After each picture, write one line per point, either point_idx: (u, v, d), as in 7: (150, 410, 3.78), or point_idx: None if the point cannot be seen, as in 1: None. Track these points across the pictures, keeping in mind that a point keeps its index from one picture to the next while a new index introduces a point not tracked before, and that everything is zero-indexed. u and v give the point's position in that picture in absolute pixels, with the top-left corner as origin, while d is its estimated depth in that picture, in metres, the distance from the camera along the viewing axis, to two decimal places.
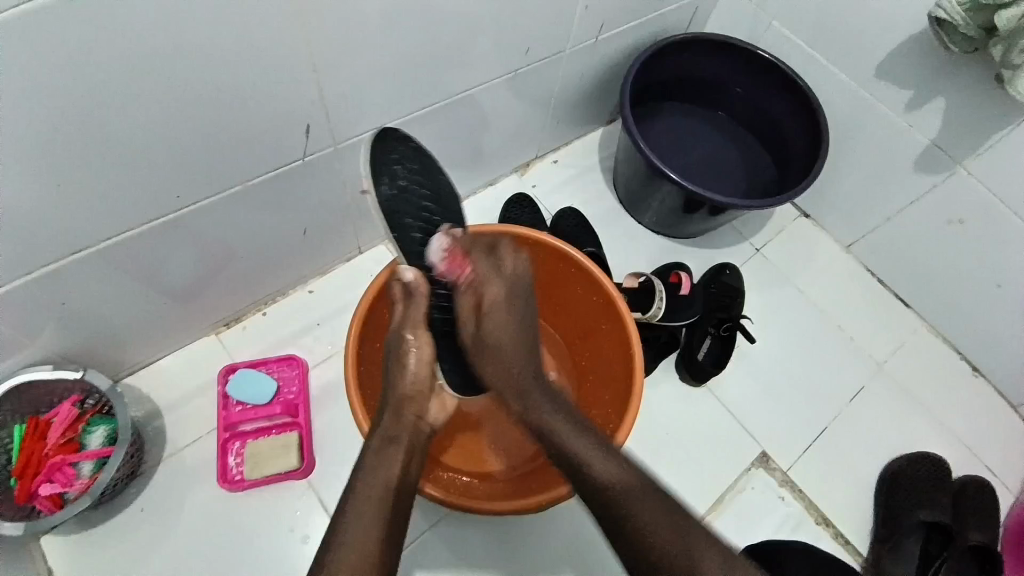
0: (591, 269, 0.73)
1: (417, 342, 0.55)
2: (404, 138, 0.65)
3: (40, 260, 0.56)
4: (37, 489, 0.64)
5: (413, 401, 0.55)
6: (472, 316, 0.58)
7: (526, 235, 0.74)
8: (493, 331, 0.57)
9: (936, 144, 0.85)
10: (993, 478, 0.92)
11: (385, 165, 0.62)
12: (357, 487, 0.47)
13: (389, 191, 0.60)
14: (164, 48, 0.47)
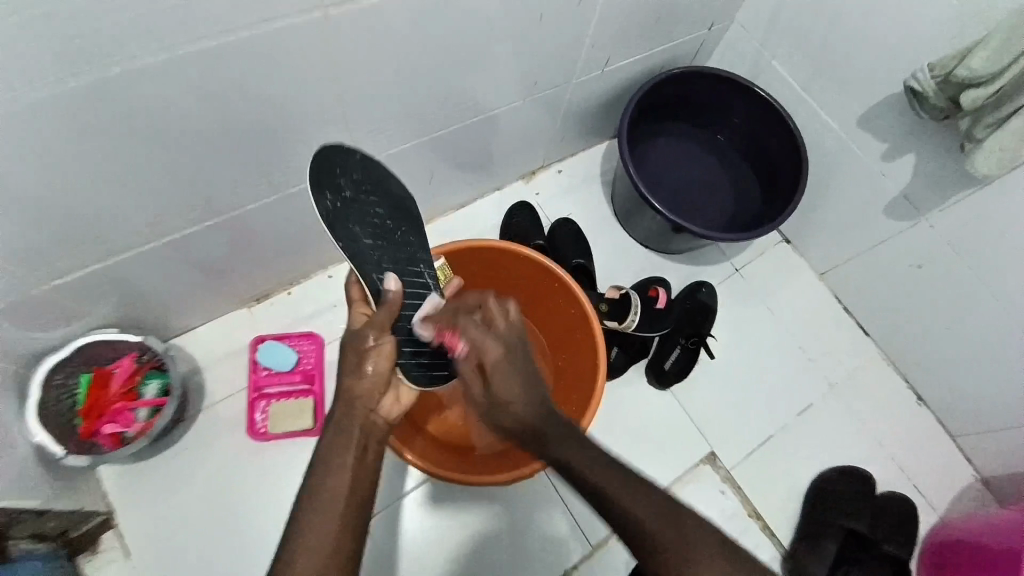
0: (569, 284, 0.84)
1: (378, 343, 0.62)
2: (347, 149, 0.66)
3: (113, 250, 0.67)
4: (100, 428, 0.79)
5: (367, 397, 0.60)
6: (476, 379, 0.61)
7: (514, 250, 0.85)
8: (500, 389, 0.59)
9: (905, 195, 0.92)
10: (918, 495, 1.02)
11: (330, 176, 0.63)
12: (313, 482, 0.53)
13: (333, 205, 0.62)
14: (223, 93, 0.57)
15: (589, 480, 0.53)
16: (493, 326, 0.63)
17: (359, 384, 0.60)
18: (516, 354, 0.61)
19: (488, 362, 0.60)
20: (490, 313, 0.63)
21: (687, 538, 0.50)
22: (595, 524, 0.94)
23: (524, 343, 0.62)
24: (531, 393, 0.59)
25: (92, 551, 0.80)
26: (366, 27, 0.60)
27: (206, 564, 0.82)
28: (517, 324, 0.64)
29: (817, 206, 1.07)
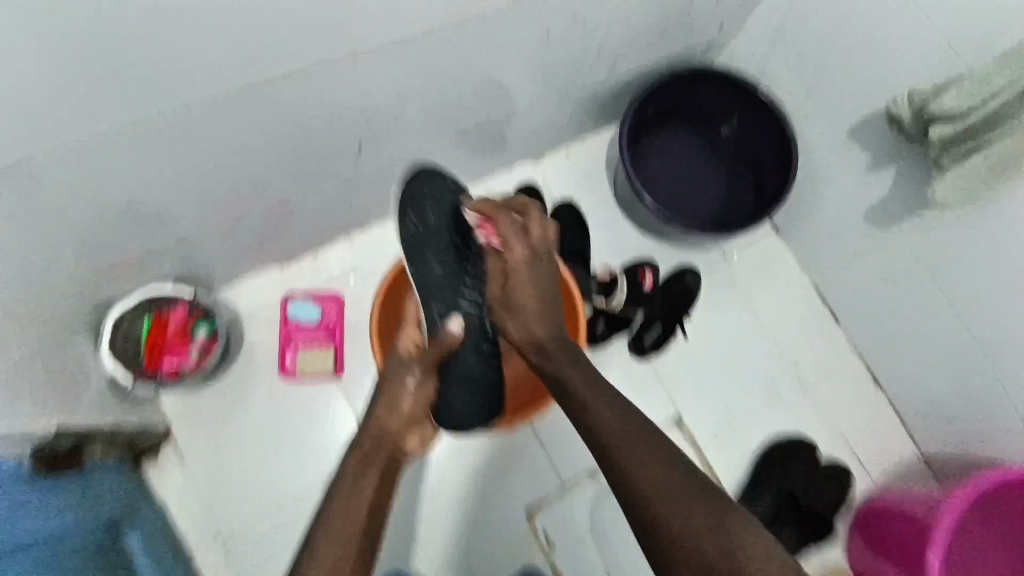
0: (557, 266, 0.96)
1: None
2: (444, 183, 0.87)
3: (175, 222, 0.80)
4: (161, 363, 0.94)
5: None
6: (499, 279, 0.83)
7: None
8: (522, 290, 0.81)
9: (882, 202, 0.99)
10: (860, 469, 1.15)
11: (414, 203, 0.85)
12: None
13: (412, 227, 0.84)
14: (275, 104, 0.68)
15: (593, 408, 0.72)
16: (528, 232, 0.84)
17: (391, 424, 0.75)
18: (537, 259, 0.83)
19: (513, 257, 0.82)
20: (526, 218, 0.85)
21: (659, 448, 0.68)
22: (570, 471, 1.10)
23: (548, 254, 0.85)
24: (544, 303, 0.81)
25: (155, 459, 0.99)
26: (393, 44, 0.69)
27: (247, 477, 1.01)
28: (547, 235, 0.85)
29: (805, 203, 1.14)
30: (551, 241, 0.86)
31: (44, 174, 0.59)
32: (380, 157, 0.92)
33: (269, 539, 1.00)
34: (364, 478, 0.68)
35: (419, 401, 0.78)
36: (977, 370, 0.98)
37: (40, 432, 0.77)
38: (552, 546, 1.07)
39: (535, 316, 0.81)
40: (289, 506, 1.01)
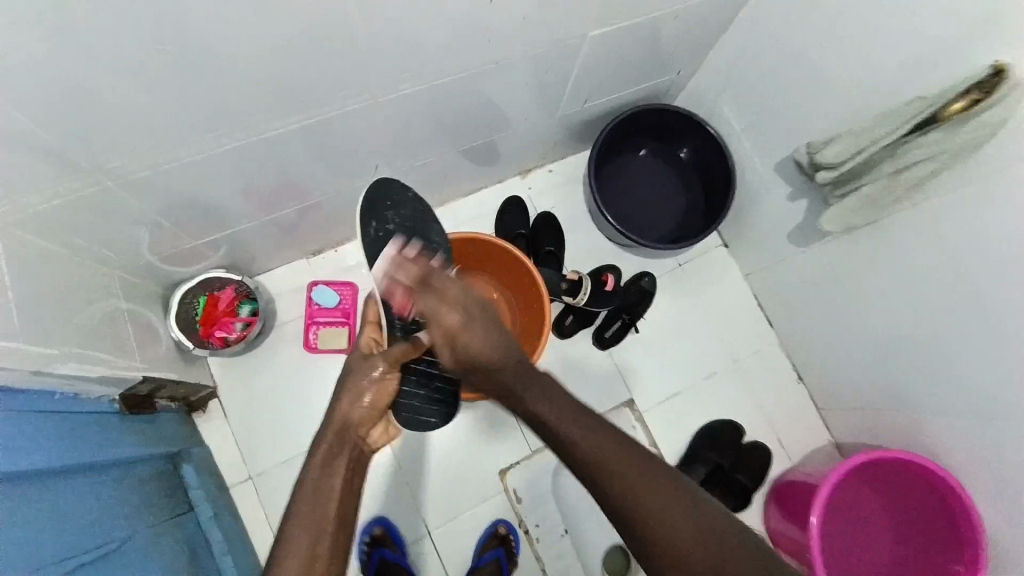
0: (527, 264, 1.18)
1: (381, 377, 0.88)
2: (403, 191, 1.03)
3: (230, 220, 1.03)
4: (212, 333, 1.17)
5: (359, 426, 0.85)
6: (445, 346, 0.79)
7: (488, 239, 1.18)
8: (466, 350, 0.79)
9: (800, 226, 1.21)
10: (779, 448, 1.38)
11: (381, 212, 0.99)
12: (301, 490, 0.75)
13: (375, 231, 0.98)
14: (311, 137, 0.91)
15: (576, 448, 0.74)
16: (445, 295, 0.80)
17: (354, 415, 0.85)
18: (472, 318, 0.80)
19: (454, 331, 0.78)
20: (432, 281, 0.84)
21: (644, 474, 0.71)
22: (538, 437, 1.34)
23: (478, 304, 0.82)
24: (489, 354, 0.79)
25: (203, 411, 1.22)
26: (404, 98, 0.92)
27: (274, 427, 1.24)
28: (469, 291, 0.82)
29: (745, 223, 1.36)
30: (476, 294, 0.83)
31: (147, 182, 0.83)
32: (391, 175, 1.15)
33: (291, 480, 1.22)
34: (336, 462, 0.79)
35: (374, 411, 0.88)
36: (871, 369, 1.20)
37: (137, 376, 0.96)
38: (519, 499, 1.31)
39: (488, 355, 0.79)
40: (307, 449, 1.24)
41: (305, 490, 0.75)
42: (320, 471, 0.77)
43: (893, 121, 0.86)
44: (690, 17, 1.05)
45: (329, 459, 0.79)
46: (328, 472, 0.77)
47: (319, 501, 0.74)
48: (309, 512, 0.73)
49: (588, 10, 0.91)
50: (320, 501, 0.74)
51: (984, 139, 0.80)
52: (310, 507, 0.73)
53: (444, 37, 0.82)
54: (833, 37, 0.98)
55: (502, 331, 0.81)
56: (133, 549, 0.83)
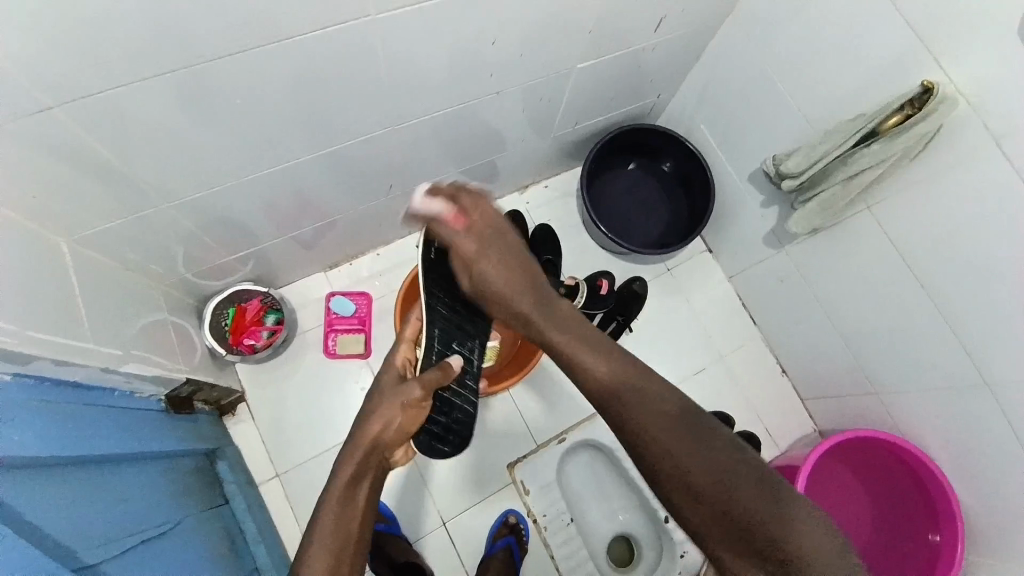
0: None
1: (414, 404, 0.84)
2: None
3: (259, 237, 1.15)
4: (241, 340, 1.28)
5: (388, 445, 0.80)
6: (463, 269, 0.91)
7: None
8: (483, 266, 0.89)
9: (773, 230, 1.34)
10: (767, 436, 1.49)
11: None
12: (320, 518, 0.71)
13: None
14: (334, 161, 1.03)
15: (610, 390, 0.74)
16: (468, 212, 0.92)
17: (386, 436, 0.80)
18: (491, 239, 0.90)
19: (469, 252, 0.90)
20: (468, 198, 0.93)
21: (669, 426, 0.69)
22: (542, 431, 1.43)
23: (496, 235, 0.91)
24: (508, 273, 0.88)
25: (233, 414, 1.32)
26: (417, 125, 1.05)
27: (298, 428, 1.33)
28: (495, 215, 0.93)
29: (726, 229, 1.48)
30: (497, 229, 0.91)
31: (194, 205, 0.95)
32: (403, 193, 1.27)
33: (315, 477, 1.32)
34: (360, 482, 0.75)
35: (404, 432, 0.82)
36: (845, 358, 1.32)
37: (180, 378, 1.08)
38: (527, 491, 1.40)
39: (496, 275, 0.88)
40: (329, 447, 1.34)
41: (327, 509, 0.72)
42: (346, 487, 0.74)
43: (843, 133, 1.00)
44: (666, 48, 1.19)
45: (357, 478, 0.75)
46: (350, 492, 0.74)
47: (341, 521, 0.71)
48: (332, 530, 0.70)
49: (575, 46, 1.04)
50: (348, 521, 0.72)
51: (920, 145, 0.93)
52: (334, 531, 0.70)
53: (452, 73, 0.95)
54: (792, 63, 1.11)
55: (513, 248, 0.90)
56: (183, 529, 0.94)
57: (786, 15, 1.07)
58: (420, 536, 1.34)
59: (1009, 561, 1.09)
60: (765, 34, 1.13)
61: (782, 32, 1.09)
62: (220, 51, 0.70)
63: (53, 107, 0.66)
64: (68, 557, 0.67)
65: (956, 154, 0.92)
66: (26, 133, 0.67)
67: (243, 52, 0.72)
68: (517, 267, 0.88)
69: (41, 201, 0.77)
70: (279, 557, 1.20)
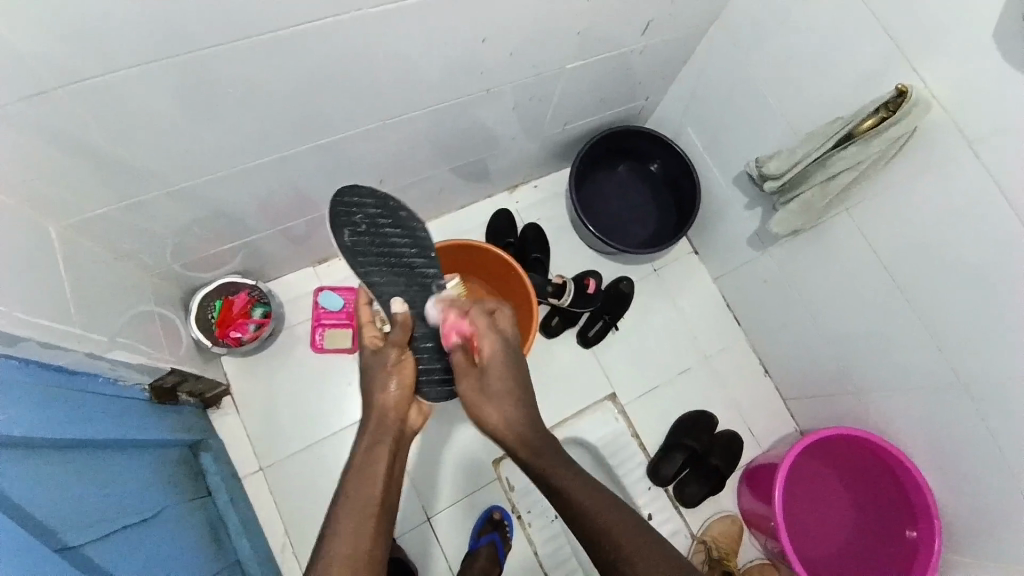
0: (513, 266, 1.31)
1: (400, 372, 0.90)
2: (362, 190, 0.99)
3: (249, 230, 1.15)
4: (227, 333, 1.28)
5: (395, 410, 0.89)
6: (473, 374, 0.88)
7: (475, 245, 1.31)
8: (493, 384, 0.87)
9: (756, 231, 1.37)
10: (750, 436, 1.51)
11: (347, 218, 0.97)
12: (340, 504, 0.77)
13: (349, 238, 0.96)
14: (326, 154, 1.04)
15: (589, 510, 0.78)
16: (497, 327, 0.90)
17: (388, 402, 0.89)
18: (510, 347, 0.89)
19: (486, 356, 0.88)
20: (498, 317, 0.91)
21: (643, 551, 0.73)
22: None
23: (512, 345, 0.90)
24: (517, 399, 0.87)
25: (218, 407, 1.31)
26: (408, 120, 1.06)
27: (284, 422, 1.33)
28: (513, 336, 0.91)
29: (712, 231, 1.51)
30: (516, 340, 0.91)
31: (184, 195, 0.95)
32: (393, 189, 1.28)
33: (300, 471, 1.31)
34: (377, 460, 0.82)
35: (406, 390, 0.90)
36: (826, 358, 1.34)
37: (166, 367, 1.07)
38: (512, 487, 1.41)
39: (506, 400, 0.87)
40: (314, 441, 1.33)
41: (347, 489, 0.78)
42: (366, 459, 0.81)
43: (822, 136, 1.03)
44: (655, 52, 1.22)
45: (375, 443, 0.84)
46: (369, 465, 0.81)
47: (359, 502, 0.76)
48: (352, 509, 0.76)
49: (566, 47, 1.06)
50: (366, 492, 0.78)
51: (897, 145, 0.96)
52: (355, 507, 0.76)
53: (444, 71, 0.97)
54: (776, 68, 1.14)
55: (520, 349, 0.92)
56: (165, 517, 0.94)
57: (771, 21, 1.10)
58: (405, 531, 1.33)
59: (982, 556, 1.12)
60: (751, 40, 1.16)
61: (767, 39, 1.13)
62: (218, 41, 0.71)
63: (49, 91, 0.67)
64: (50, 535, 0.67)
65: (931, 158, 0.96)
66: (21, 117, 0.68)
67: (241, 42, 0.73)
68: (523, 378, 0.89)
69: (33, 186, 0.77)
70: (262, 551, 1.20)
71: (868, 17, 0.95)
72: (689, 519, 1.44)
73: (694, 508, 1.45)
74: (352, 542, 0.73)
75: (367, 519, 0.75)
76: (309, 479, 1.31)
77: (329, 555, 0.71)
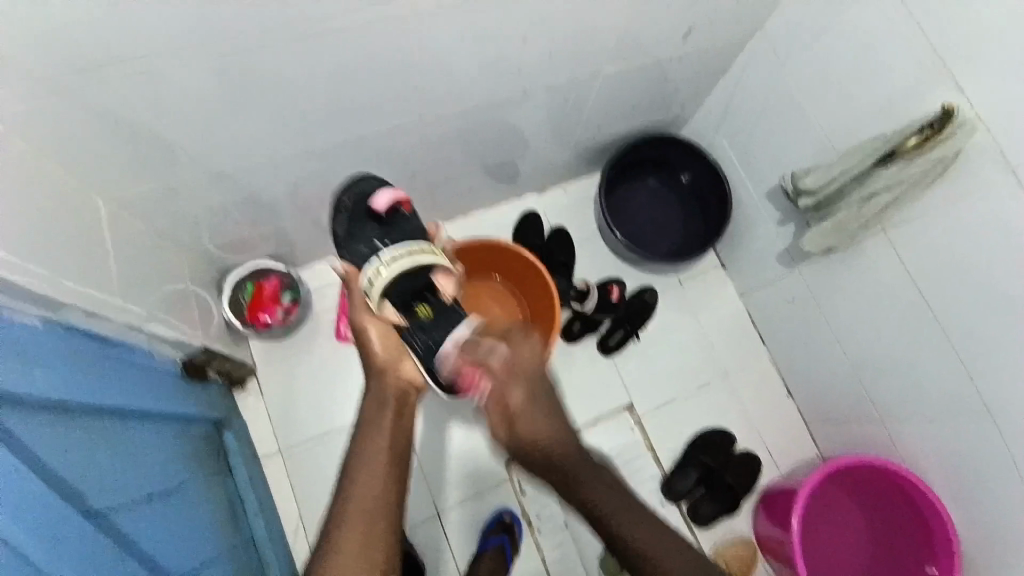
0: (535, 264, 1.31)
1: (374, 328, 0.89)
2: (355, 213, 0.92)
3: (283, 218, 1.19)
4: (257, 316, 1.31)
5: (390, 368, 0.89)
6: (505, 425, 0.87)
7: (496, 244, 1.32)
8: (530, 432, 0.85)
9: (788, 248, 1.34)
10: (768, 457, 1.48)
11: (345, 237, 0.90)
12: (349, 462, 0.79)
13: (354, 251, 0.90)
14: (363, 147, 1.07)
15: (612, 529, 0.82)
16: (518, 369, 0.86)
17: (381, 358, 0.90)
18: (537, 395, 0.87)
19: (515, 403, 0.85)
20: (517, 359, 0.87)
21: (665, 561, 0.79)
22: None
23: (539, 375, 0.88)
24: (554, 437, 0.85)
25: (243, 387, 1.35)
26: (444, 117, 1.08)
27: (304, 408, 1.36)
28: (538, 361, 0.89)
29: (741, 246, 1.49)
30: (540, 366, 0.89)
31: (225, 178, 0.98)
32: (425, 185, 1.30)
33: (316, 457, 1.34)
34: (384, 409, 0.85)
35: (389, 342, 0.89)
36: (852, 382, 1.31)
37: (199, 345, 1.12)
38: (523, 491, 1.41)
39: (544, 442, 0.85)
40: (332, 429, 1.36)
41: (359, 439, 0.81)
42: (372, 412, 0.84)
43: (861, 154, 1.01)
44: (692, 60, 1.21)
45: (378, 397, 0.86)
46: (377, 418, 0.83)
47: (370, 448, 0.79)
48: (363, 457, 0.79)
49: (603, 52, 1.07)
50: (375, 445, 0.80)
51: (936, 170, 0.94)
52: (368, 454, 0.79)
53: (481, 70, 0.99)
54: (817, 82, 1.13)
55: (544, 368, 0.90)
56: (184, 489, 0.96)
57: (814, 34, 1.09)
58: (414, 525, 1.35)
59: None
60: (791, 52, 1.15)
61: (808, 53, 1.12)
62: (265, 27, 0.74)
63: (104, 69, 0.71)
64: (77, 497, 0.70)
65: (974, 181, 0.93)
66: (79, 92, 0.72)
67: (286, 29, 0.75)
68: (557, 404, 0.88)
69: (85, 160, 0.81)
70: (275, 532, 1.22)
71: (915, 32, 0.93)
72: (701, 539, 1.41)
73: (708, 526, 1.42)
74: (365, 486, 0.76)
75: (379, 467, 0.78)
76: (325, 466, 1.34)
77: (347, 499, 0.75)
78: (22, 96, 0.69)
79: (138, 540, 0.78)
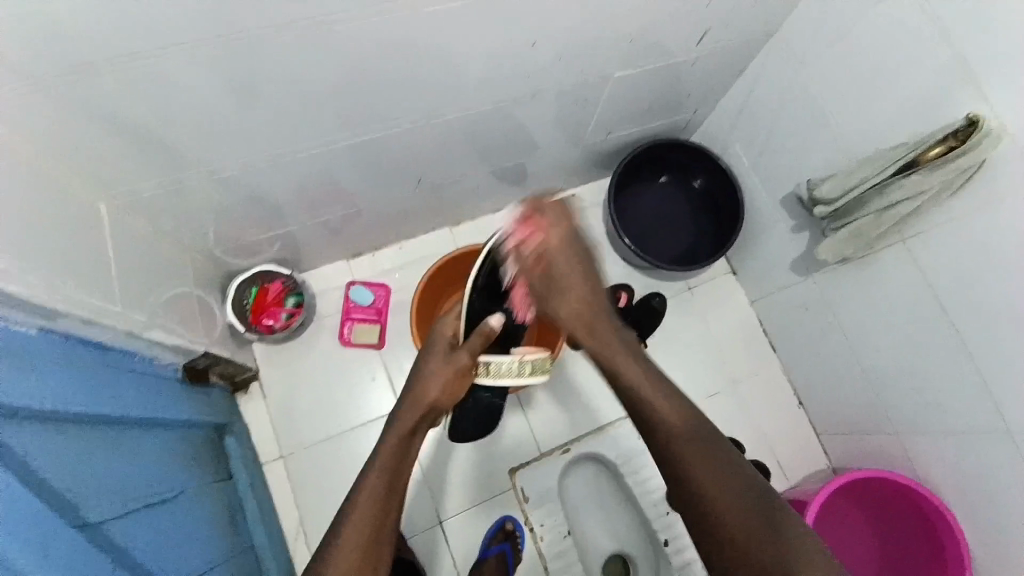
0: None
1: (461, 370, 0.89)
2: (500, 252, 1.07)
3: (288, 221, 1.18)
4: (260, 320, 1.30)
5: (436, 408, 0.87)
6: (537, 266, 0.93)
7: None
8: (562, 278, 0.92)
9: (800, 256, 1.32)
10: (777, 468, 1.44)
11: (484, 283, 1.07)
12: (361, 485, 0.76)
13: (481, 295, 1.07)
14: (366, 150, 1.05)
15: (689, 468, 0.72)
16: (558, 221, 0.96)
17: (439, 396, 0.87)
18: (569, 241, 0.95)
19: (549, 248, 0.93)
20: (554, 212, 0.97)
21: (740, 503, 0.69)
22: (548, 440, 1.43)
23: (579, 245, 0.95)
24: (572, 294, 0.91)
25: (245, 391, 1.34)
26: (451, 120, 1.06)
27: (307, 411, 1.35)
28: (574, 236, 0.96)
29: (753, 253, 1.46)
30: (581, 241, 0.96)
31: (227, 181, 0.97)
32: (431, 188, 1.28)
33: (318, 461, 1.33)
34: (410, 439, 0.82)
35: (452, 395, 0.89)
36: (865, 393, 1.28)
37: (200, 349, 1.10)
38: (526, 498, 1.39)
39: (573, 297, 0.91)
40: (334, 433, 1.35)
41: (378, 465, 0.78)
42: (398, 440, 0.81)
43: (883, 161, 0.97)
44: (705, 63, 1.18)
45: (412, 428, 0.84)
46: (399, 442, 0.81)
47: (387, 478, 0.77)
48: (378, 487, 0.75)
49: (614, 55, 1.05)
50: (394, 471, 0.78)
51: (961, 176, 0.91)
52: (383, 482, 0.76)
53: (489, 74, 0.97)
54: (833, 87, 1.09)
55: (580, 245, 0.96)
56: (183, 495, 0.95)
57: (829, 36, 1.06)
58: (417, 531, 1.33)
59: None
60: (810, 55, 1.11)
61: (825, 57, 1.09)
62: (266, 29, 0.72)
63: (104, 73, 0.70)
64: (71, 509, 0.69)
65: (998, 192, 0.89)
66: (79, 95, 0.71)
67: (288, 32, 0.74)
68: (591, 265, 0.95)
69: (86, 161, 0.81)
70: (274, 537, 1.21)
71: (939, 36, 0.90)
72: None
73: None
74: (367, 518, 0.73)
75: (392, 498, 0.76)
76: (326, 470, 1.32)
77: (353, 523, 0.72)
78: (24, 102, 0.68)
79: (133, 550, 0.77)
